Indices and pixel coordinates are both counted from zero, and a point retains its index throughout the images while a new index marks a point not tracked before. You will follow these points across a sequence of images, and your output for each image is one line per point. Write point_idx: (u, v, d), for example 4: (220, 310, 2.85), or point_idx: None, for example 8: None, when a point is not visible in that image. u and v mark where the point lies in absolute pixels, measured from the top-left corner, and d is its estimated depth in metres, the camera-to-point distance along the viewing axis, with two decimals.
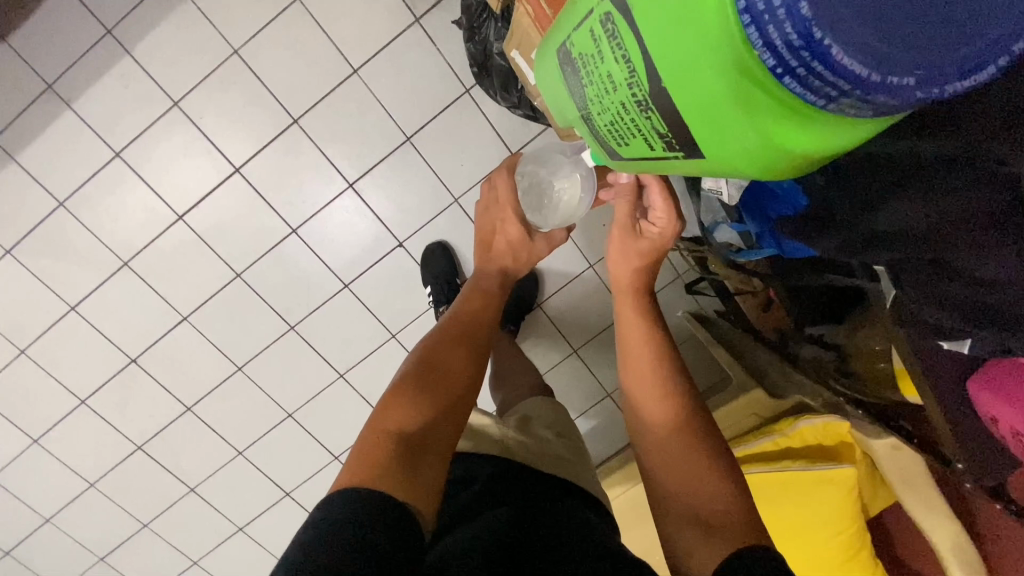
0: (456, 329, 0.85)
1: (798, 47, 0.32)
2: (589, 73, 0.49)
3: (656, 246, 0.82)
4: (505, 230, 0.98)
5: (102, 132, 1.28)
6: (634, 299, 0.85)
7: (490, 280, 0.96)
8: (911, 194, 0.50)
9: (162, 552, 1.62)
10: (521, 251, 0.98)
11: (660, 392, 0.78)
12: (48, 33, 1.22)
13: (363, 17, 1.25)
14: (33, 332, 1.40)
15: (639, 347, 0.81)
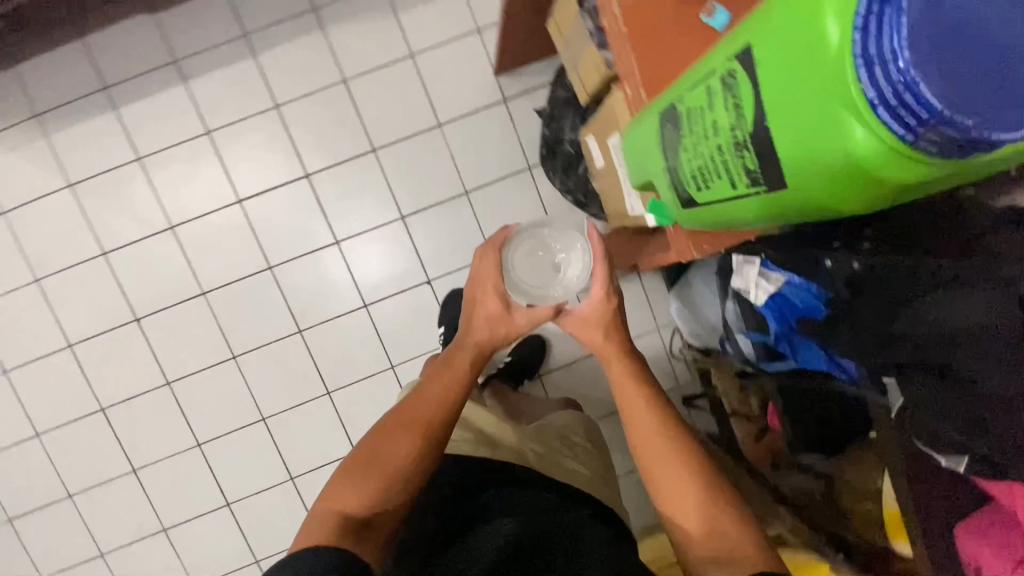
0: (410, 407, 0.82)
1: (899, 80, 0.32)
2: (689, 120, 0.51)
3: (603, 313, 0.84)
4: (486, 307, 0.86)
5: (203, 112, 1.41)
6: (620, 359, 0.84)
7: (463, 357, 0.86)
8: (934, 300, 0.57)
9: (72, 532, 1.48)
10: (495, 329, 0.86)
11: (663, 441, 0.76)
12: (195, 24, 1.40)
13: (460, 84, 1.44)
14: (57, 265, 1.42)
15: (631, 400, 0.80)
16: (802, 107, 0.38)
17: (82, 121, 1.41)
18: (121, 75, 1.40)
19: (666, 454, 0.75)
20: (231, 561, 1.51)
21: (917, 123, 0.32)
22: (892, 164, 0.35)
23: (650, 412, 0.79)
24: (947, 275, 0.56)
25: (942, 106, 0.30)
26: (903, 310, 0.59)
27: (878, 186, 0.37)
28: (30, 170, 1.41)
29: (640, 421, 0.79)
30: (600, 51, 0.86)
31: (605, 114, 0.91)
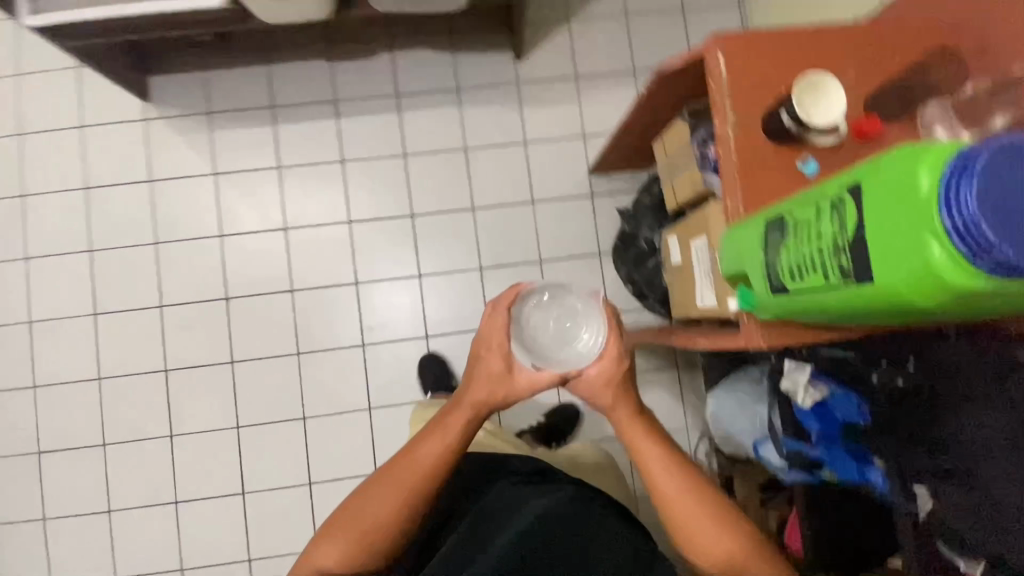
0: (408, 463, 0.89)
1: (969, 227, 0.45)
2: (797, 228, 0.64)
3: (614, 376, 0.89)
4: (489, 366, 0.90)
5: (343, 142, 1.63)
6: (630, 411, 0.90)
7: (462, 413, 0.91)
8: (964, 413, 0.74)
9: (93, 480, 1.52)
10: (496, 389, 0.90)
11: (677, 482, 0.87)
12: (360, 72, 1.64)
13: (559, 173, 1.67)
14: (176, 233, 1.58)
15: (646, 445, 0.89)
16: (887, 239, 0.52)
17: (242, 125, 1.62)
18: (287, 99, 1.62)
19: (684, 494, 0.86)
20: (226, 551, 1.51)
21: (982, 254, 0.45)
22: (959, 278, 0.48)
23: (663, 459, 0.88)
24: (974, 394, 0.74)
25: (1003, 245, 0.44)
26: (941, 421, 0.76)
27: (951, 295, 0.50)
28: (181, 151, 1.61)
29: (648, 458, 0.88)
30: (704, 175, 1.04)
31: (696, 219, 1.07)
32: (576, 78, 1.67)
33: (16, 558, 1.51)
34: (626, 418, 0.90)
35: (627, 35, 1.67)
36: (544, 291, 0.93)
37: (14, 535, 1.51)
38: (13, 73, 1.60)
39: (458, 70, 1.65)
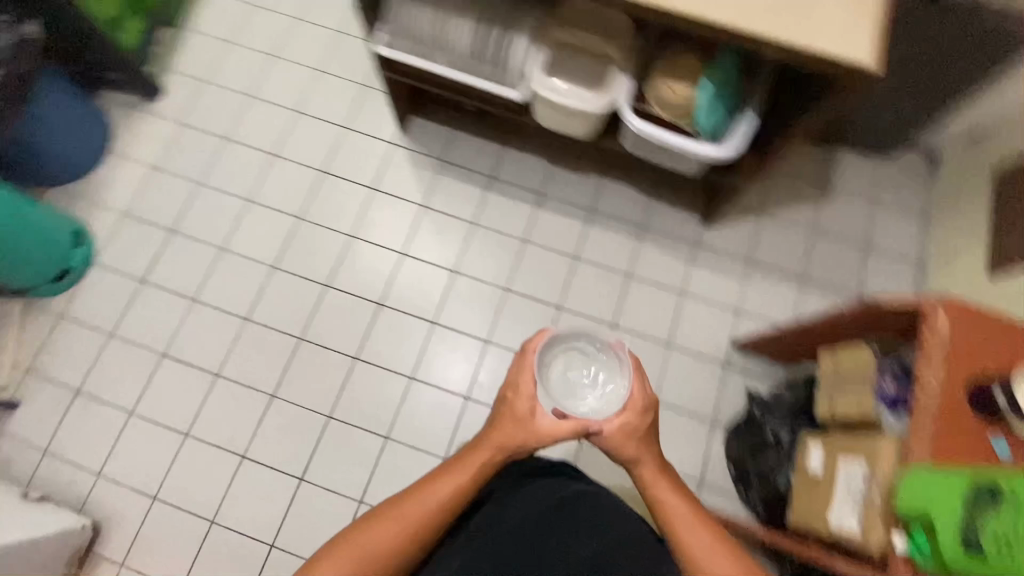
0: (429, 484, 0.96)
1: None
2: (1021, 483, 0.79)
3: (634, 423, 1.01)
4: (523, 404, 1.01)
5: (531, 225, 1.83)
6: (646, 451, 1.02)
7: (490, 446, 1.00)
8: None
9: (192, 401, 1.64)
10: (521, 429, 1.00)
11: (694, 530, 0.95)
12: (571, 178, 1.86)
13: (702, 332, 1.72)
14: (367, 235, 1.81)
15: (661, 485, 1.00)
16: None
17: (460, 178, 1.87)
18: (505, 175, 1.87)
19: (699, 538, 0.94)
20: (257, 525, 1.55)
21: None
22: None
23: (679, 497, 0.98)
24: None
25: None
26: None
27: None
28: (402, 177, 1.87)
29: (667, 501, 0.98)
30: (878, 407, 1.13)
31: (851, 443, 1.12)
32: (750, 261, 1.79)
33: (90, 436, 1.61)
34: (649, 472, 1.02)
35: (807, 246, 1.81)
36: (563, 344, 1.10)
37: (101, 415, 1.63)
38: (315, 69, 1.96)
39: (652, 211, 1.82)
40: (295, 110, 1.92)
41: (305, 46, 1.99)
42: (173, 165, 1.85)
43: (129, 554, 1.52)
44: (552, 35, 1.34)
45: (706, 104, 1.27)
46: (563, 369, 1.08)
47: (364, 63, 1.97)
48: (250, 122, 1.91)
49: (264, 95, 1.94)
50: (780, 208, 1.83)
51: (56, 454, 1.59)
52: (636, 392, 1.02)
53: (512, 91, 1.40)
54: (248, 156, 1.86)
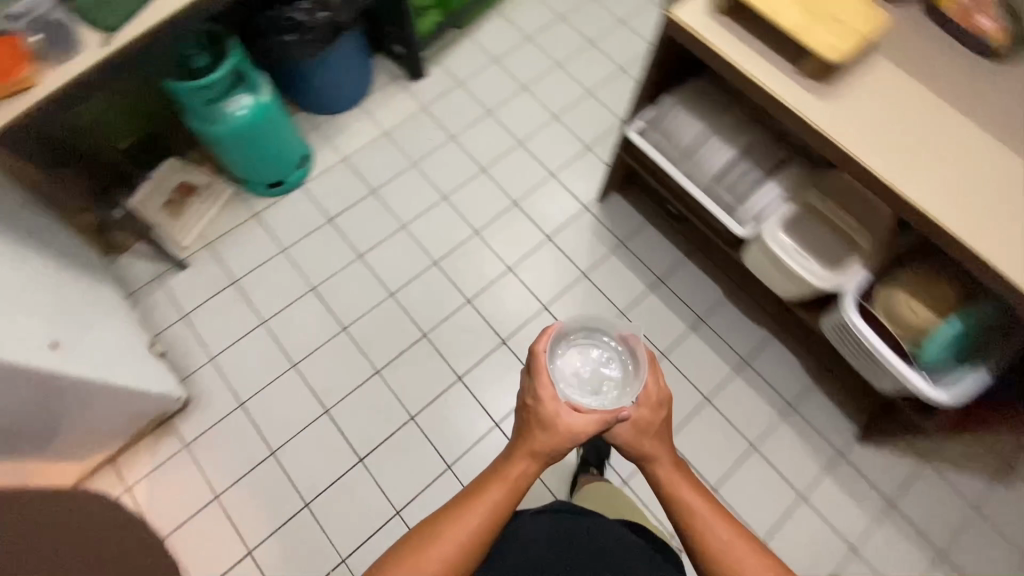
0: (456, 512, 0.92)
1: None
2: None
3: (649, 416, 0.99)
4: (544, 406, 0.97)
5: (679, 344, 1.73)
6: (662, 450, 1.01)
7: (517, 458, 0.98)
8: None
9: (312, 340, 1.73)
10: (549, 435, 0.97)
11: (718, 528, 0.94)
12: (740, 322, 1.76)
13: (803, 549, 1.53)
14: (525, 277, 1.85)
15: (681, 485, 0.98)
16: None
17: (631, 269, 1.83)
18: (675, 286, 1.80)
19: (722, 535, 0.93)
20: (305, 478, 1.59)
21: None
22: None
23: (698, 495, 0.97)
24: None
25: None
26: None
27: None
28: (582, 240, 1.89)
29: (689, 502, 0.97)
30: None
31: None
32: (889, 504, 1.57)
33: (221, 323, 1.74)
34: (667, 469, 1.00)
35: (965, 524, 1.55)
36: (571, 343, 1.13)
37: (238, 310, 1.76)
38: (552, 115, 2.09)
39: (807, 397, 1.68)
40: (519, 141, 2.05)
41: (554, 93, 2.13)
42: (400, 138, 2.03)
43: (196, 440, 1.61)
44: (807, 198, 1.30)
45: (943, 340, 1.17)
46: (574, 362, 1.11)
47: (596, 130, 2.06)
48: (478, 133, 2.06)
49: (501, 117, 2.08)
50: (948, 468, 1.61)
51: (189, 323, 1.74)
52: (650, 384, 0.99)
53: (736, 224, 1.35)
54: (462, 160, 2.01)
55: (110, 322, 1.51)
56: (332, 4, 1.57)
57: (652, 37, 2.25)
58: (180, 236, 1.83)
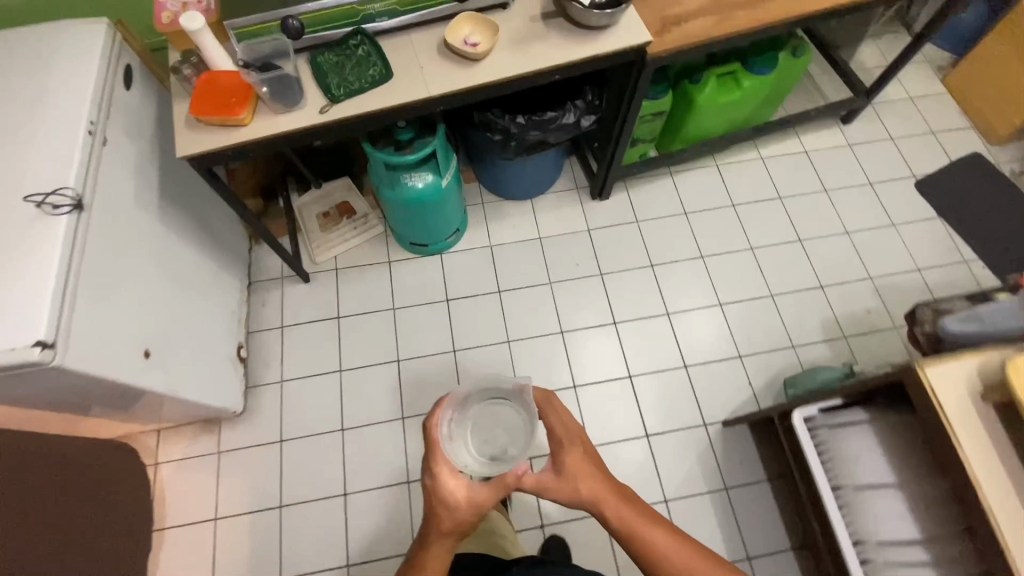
0: None
1: None
2: None
3: (568, 456, 0.99)
4: (442, 490, 0.96)
5: None
6: (593, 478, 0.99)
7: (444, 528, 0.98)
8: None
9: (371, 410, 1.69)
10: (464, 512, 0.96)
11: (658, 534, 0.97)
12: None
13: None
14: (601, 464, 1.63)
15: (618, 502, 0.99)
16: None
17: (719, 523, 1.54)
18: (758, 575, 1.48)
19: (661, 531, 0.97)
20: (295, 547, 1.54)
21: None
22: None
23: (633, 508, 0.99)
24: None
25: None
26: None
27: None
28: (682, 456, 1.62)
29: (638, 528, 0.97)
30: None
31: None
32: None
33: (305, 351, 1.76)
34: (605, 496, 0.99)
35: None
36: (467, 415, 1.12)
37: (325, 346, 1.76)
38: (719, 300, 1.82)
39: None
40: (668, 312, 1.81)
41: (732, 277, 1.86)
42: (551, 251, 1.92)
43: (230, 452, 1.64)
44: None
45: None
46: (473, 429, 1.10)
47: (758, 340, 1.76)
48: (630, 282, 1.86)
49: (662, 276, 1.86)
50: None
51: (281, 337, 1.78)
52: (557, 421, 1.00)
53: None
54: (600, 302, 1.83)
55: (216, 317, 1.57)
56: (549, 128, 1.50)
57: (874, 265, 1.89)
58: (318, 251, 1.89)
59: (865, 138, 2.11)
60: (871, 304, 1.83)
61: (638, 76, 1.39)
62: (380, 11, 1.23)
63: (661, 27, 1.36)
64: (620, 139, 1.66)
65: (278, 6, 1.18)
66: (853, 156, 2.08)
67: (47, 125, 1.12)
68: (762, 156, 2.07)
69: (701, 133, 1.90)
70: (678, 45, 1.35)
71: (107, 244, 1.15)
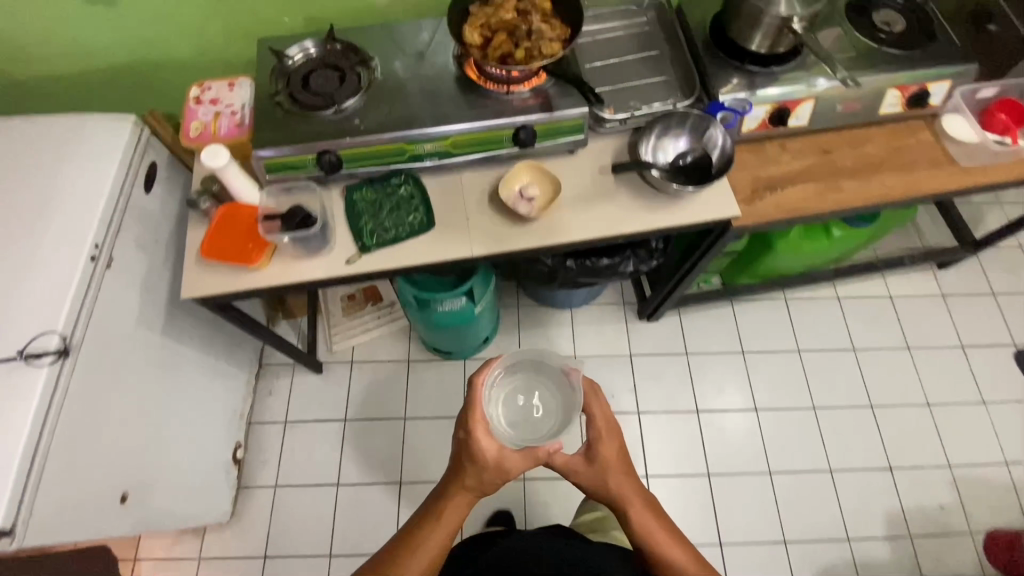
0: (416, 534, 1.02)
1: None
2: None
3: (605, 441, 1.04)
4: (479, 445, 1.00)
5: None
6: (622, 467, 1.06)
7: (468, 481, 1.03)
8: None
9: (366, 536, 1.54)
10: (494, 471, 1.01)
11: (667, 537, 1.04)
12: None
13: None
14: None
15: (638, 499, 1.05)
16: None
17: None
18: None
19: (670, 536, 1.04)
20: None
21: None
22: None
23: (648, 508, 1.06)
24: None
25: None
26: None
27: None
28: None
29: (650, 527, 1.04)
30: None
31: None
32: None
33: (307, 455, 1.63)
34: (629, 490, 1.05)
35: None
36: (510, 378, 1.20)
37: (328, 452, 1.63)
38: (769, 468, 1.60)
39: None
40: (709, 471, 1.60)
41: (787, 439, 1.64)
42: (586, 375, 1.72)
43: (211, 559, 1.52)
44: None
45: None
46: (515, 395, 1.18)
47: (808, 524, 1.54)
48: (671, 426, 1.66)
49: (707, 425, 1.66)
50: None
51: (282, 433, 1.65)
52: (601, 409, 1.05)
53: None
54: (633, 446, 1.64)
55: (214, 419, 1.45)
56: (601, 274, 1.33)
57: (956, 449, 1.64)
58: (335, 338, 1.75)
59: (961, 287, 1.85)
60: (946, 498, 1.58)
61: (715, 243, 1.20)
62: (429, 151, 1.08)
63: (752, 193, 1.16)
64: (683, 280, 1.47)
65: (316, 138, 1.04)
66: (945, 308, 1.82)
67: (48, 247, 1.01)
68: (838, 295, 1.83)
69: (776, 272, 1.67)
70: (770, 218, 1.14)
71: (94, 383, 1.03)
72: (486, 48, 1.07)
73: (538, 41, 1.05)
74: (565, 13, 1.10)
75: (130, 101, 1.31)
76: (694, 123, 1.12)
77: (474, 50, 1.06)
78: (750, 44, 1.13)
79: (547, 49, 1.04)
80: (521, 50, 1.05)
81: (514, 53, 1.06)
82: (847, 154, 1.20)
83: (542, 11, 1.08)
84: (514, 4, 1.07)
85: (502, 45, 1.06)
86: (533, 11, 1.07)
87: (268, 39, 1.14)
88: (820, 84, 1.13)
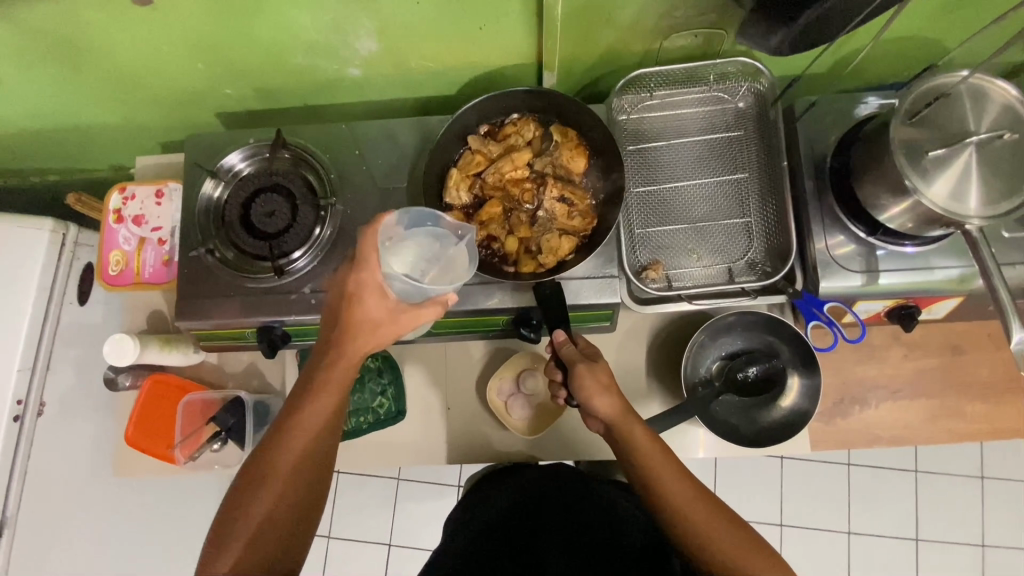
0: (300, 420, 0.62)
1: None
2: None
3: (589, 372, 0.66)
4: (363, 293, 0.61)
5: None
6: (618, 404, 0.65)
7: (365, 340, 0.62)
8: None
9: None
10: (387, 327, 0.62)
11: (689, 488, 0.62)
12: None
13: None
14: None
15: (646, 446, 0.64)
16: None
17: None
18: None
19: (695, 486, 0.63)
20: None
21: None
22: None
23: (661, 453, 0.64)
24: None
25: None
26: None
27: None
28: None
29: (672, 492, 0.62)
30: None
31: None
32: None
33: None
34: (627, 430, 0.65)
35: None
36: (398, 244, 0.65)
37: None
38: None
39: None
40: None
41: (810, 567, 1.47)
42: None
43: None
44: None
45: None
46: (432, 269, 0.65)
47: None
48: None
49: None
50: None
51: None
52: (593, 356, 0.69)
53: None
54: None
55: None
56: None
57: None
58: None
59: None
60: None
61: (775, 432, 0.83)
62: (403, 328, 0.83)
63: (829, 402, 0.87)
64: None
65: (258, 311, 0.79)
66: None
67: None
68: None
69: None
70: (850, 445, 0.86)
71: (47, 552, 0.90)
72: (473, 212, 0.79)
73: (544, 230, 0.77)
74: (601, 176, 0.78)
75: (62, 166, 1.06)
76: (738, 324, 0.85)
77: (456, 211, 0.78)
78: (880, 215, 0.73)
79: (551, 248, 0.75)
80: (514, 238, 0.77)
81: (504, 237, 0.78)
82: (985, 360, 0.86)
83: (566, 174, 0.78)
84: (529, 158, 0.78)
85: (491, 220, 0.78)
86: (552, 177, 0.78)
87: (198, 144, 0.86)
88: (978, 280, 0.77)
